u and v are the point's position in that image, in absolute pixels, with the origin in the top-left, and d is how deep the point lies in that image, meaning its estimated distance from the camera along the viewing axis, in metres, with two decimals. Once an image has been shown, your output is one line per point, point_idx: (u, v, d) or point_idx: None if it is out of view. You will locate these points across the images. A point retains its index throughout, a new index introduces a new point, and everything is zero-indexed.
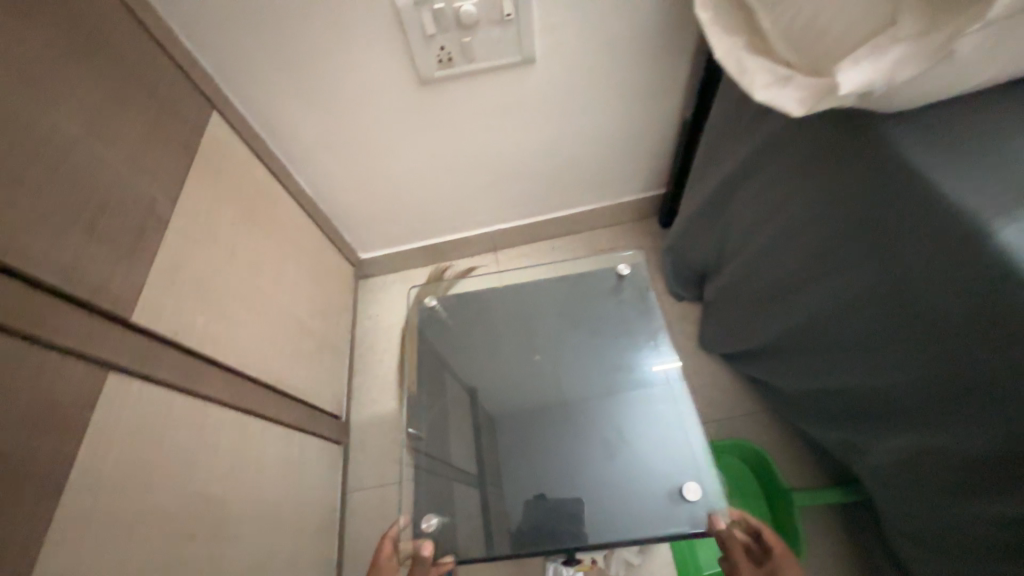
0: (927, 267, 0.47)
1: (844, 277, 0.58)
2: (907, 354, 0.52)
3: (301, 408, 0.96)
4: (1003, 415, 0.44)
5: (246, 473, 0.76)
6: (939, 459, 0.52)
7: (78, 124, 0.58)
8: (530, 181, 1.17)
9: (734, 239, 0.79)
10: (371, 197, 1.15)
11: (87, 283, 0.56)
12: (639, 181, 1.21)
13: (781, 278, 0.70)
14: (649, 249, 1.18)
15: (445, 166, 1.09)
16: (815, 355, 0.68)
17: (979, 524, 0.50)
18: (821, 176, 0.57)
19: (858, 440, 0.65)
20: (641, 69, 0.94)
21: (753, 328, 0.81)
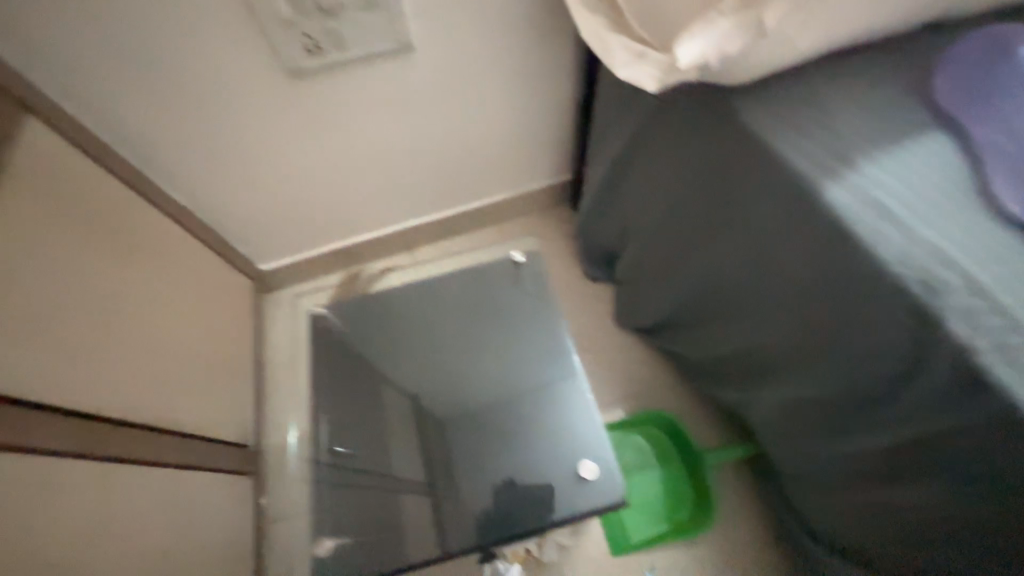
0: (786, 229, 0.55)
1: (729, 246, 0.65)
2: (785, 308, 0.60)
3: (201, 446, 0.82)
4: (862, 347, 0.51)
5: (132, 535, 0.63)
6: (819, 398, 0.60)
7: None
8: (438, 179, 1.13)
9: (636, 224, 0.86)
10: (258, 198, 1.03)
11: None
12: (546, 170, 1.19)
13: (680, 254, 0.76)
14: (564, 239, 1.24)
15: (342, 162, 1.01)
16: (718, 317, 0.75)
17: (855, 449, 0.58)
18: (696, 157, 0.64)
19: (756, 391, 0.73)
20: (531, 63, 0.94)
21: (657, 301, 0.90)
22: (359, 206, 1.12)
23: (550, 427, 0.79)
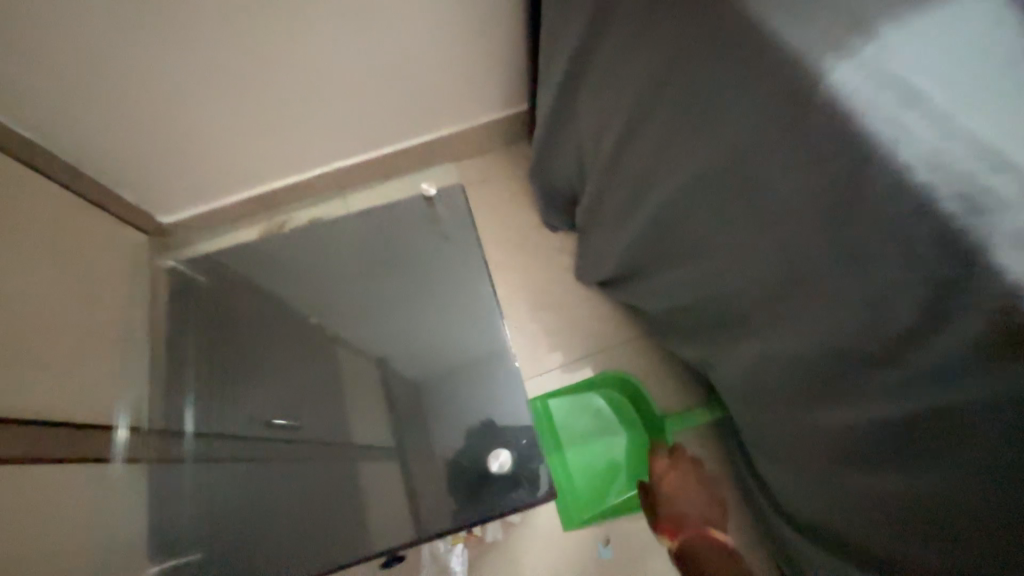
0: (761, 138, 0.45)
1: (686, 173, 0.54)
2: (753, 246, 0.50)
3: (72, 432, 0.65)
4: (851, 287, 0.42)
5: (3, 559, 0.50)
6: (792, 351, 0.51)
7: None
8: (367, 109, 0.93)
9: (593, 154, 0.73)
10: (136, 135, 0.82)
11: None
12: (496, 98, 1.01)
13: (633, 189, 0.65)
14: (521, 181, 1.08)
15: (239, 88, 0.80)
16: (671, 263, 0.66)
17: (832, 408, 0.50)
18: (656, 57, 0.51)
19: (716, 347, 0.66)
20: None
21: (613, 248, 0.80)
22: (278, 140, 0.93)
23: (496, 385, 0.76)
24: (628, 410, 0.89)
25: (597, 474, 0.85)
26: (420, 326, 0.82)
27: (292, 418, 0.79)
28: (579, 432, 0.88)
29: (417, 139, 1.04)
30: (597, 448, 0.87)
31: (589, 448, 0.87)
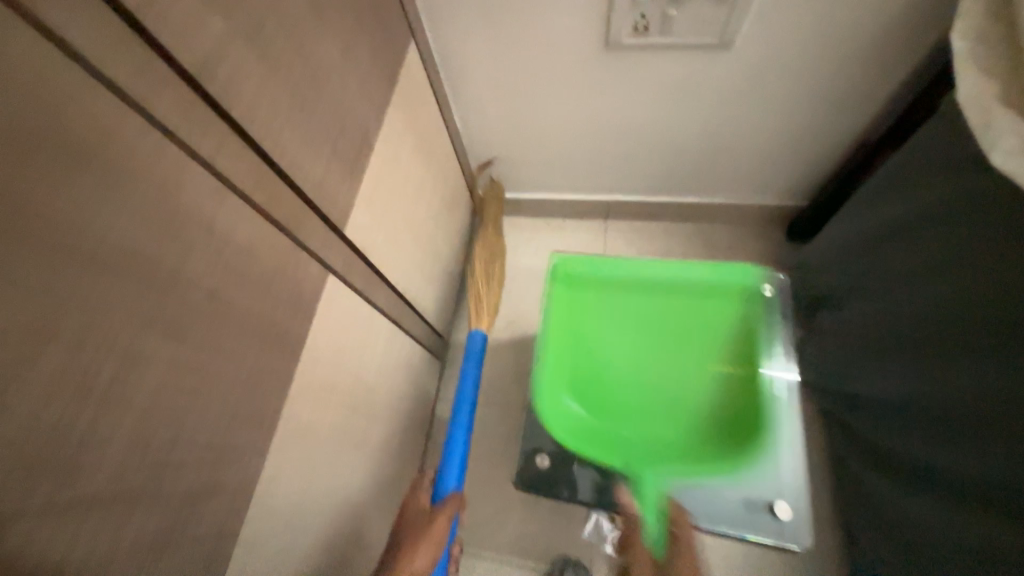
0: (929, 152, 0.75)
1: (886, 205, 0.84)
2: (909, 244, 0.78)
3: (425, 326, 0.97)
4: (954, 237, 0.69)
5: (376, 392, 0.78)
6: (911, 320, 0.76)
7: (337, 51, 0.57)
8: (679, 159, 1.10)
9: (869, 225, 0.88)
10: (520, 147, 1.12)
11: (326, 192, 0.57)
12: (789, 185, 1.12)
13: (856, 287, 0.91)
14: (782, 266, 1.21)
15: (604, 122, 1.01)
16: (860, 336, 0.90)
17: (927, 406, 0.71)
18: (867, 185, 0.91)
19: (874, 369, 0.85)
20: (857, 82, 0.85)
21: (853, 326, 0.91)
22: (617, 163, 1.14)
23: None
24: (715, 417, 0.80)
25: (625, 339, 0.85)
26: (602, 348, 0.86)
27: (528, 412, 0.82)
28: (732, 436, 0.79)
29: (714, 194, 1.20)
30: (644, 290, 0.84)
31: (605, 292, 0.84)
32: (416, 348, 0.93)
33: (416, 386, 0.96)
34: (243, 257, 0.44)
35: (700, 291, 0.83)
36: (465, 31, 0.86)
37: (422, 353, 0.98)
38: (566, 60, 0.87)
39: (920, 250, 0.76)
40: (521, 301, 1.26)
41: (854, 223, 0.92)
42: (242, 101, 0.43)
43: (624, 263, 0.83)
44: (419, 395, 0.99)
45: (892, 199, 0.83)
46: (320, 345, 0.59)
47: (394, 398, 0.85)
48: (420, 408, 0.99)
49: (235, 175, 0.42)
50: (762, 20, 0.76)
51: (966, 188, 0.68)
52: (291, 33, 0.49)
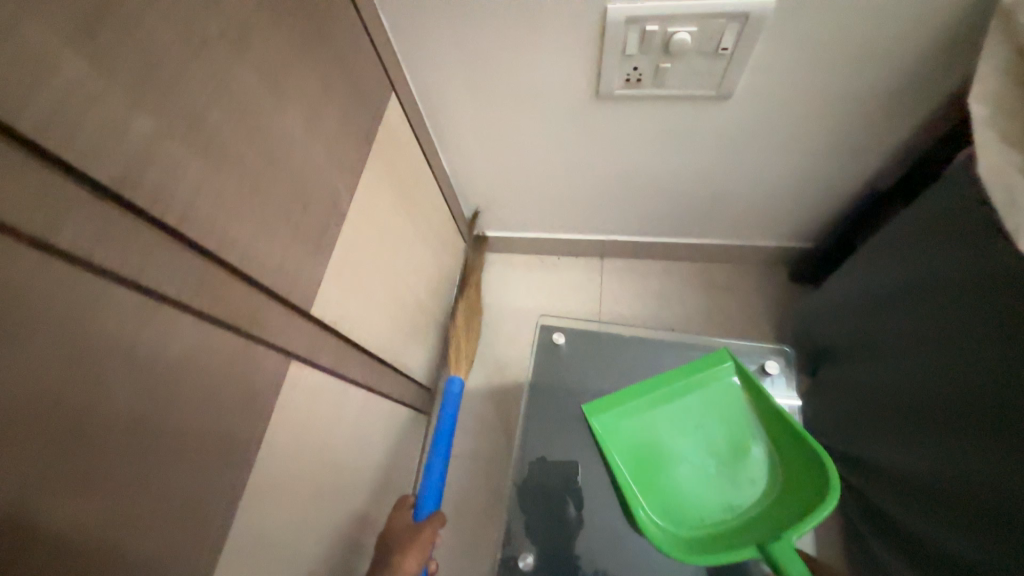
0: (944, 215, 0.69)
1: (898, 266, 0.78)
2: (920, 311, 0.72)
3: (406, 383, 0.92)
4: (968, 311, 0.64)
5: (349, 467, 0.73)
6: (922, 393, 0.71)
7: (299, 123, 0.53)
8: (675, 203, 1.05)
9: (877, 282, 0.83)
10: (510, 189, 1.08)
11: (286, 274, 0.53)
12: (791, 229, 1.07)
13: (863, 346, 0.86)
14: (783, 310, 1.16)
15: (596, 168, 0.97)
16: (870, 400, 0.84)
17: (945, 487, 0.67)
18: (877, 238, 0.86)
19: (888, 440, 0.79)
20: (863, 132, 0.80)
21: (862, 387, 0.86)
22: (610, 205, 1.09)
23: None
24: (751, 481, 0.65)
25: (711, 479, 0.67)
26: None
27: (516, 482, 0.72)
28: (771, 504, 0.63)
29: (713, 237, 1.15)
30: (673, 405, 0.71)
31: (659, 412, 0.70)
32: (395, 408, 0.88)
33: (397, 447, 0.91)
34: (177, 373, 0.40)
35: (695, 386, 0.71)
36: (448, 80, 0.81)
37: (404, 411, 0.93)
38: (554, 109, 0.83)
39: (931, 319, 0.70)
40: (511, 345, 1.21)
41: (861, 280, 0.87)
42: (175, 203, 0.38)
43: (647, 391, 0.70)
44: (401, 456, 0.93)
45: (903, 260, 0.77)
46: (279, 439, 0.55)
47: (371, 466, 0.81)
48: (401, 469, 0.94)
49: (165, 287, 0.38)
50: (761, 73, 0.72)
51: (982, 261, 0.62)
52: (239, 115, 0.44)
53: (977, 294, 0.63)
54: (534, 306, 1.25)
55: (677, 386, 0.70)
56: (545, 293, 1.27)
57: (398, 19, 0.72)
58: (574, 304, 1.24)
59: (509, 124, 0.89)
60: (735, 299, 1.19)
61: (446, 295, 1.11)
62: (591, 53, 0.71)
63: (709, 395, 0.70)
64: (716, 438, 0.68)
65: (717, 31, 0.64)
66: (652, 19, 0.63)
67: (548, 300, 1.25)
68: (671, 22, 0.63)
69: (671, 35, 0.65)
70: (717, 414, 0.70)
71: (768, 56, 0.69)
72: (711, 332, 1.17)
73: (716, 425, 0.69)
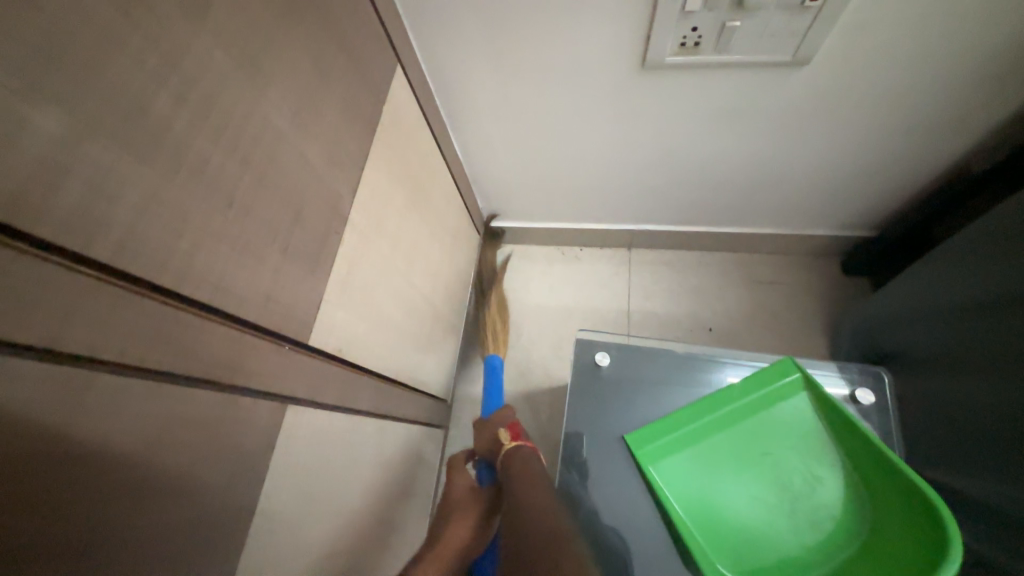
0: None
1: (983, 268, 0.64)
2: (995, 316, 0.60)
3: (420, 399, 0.83)
4: None
5: (363, 504, 0.64)
6: (985, 403, 0.61)
7: (287, 112, 0.42)
8: (718, 189, 0.93)
9: (950, 285, 0.70)
10: (531, 175, 0.96)
11: (277, 302, 0.43)
12: (849, 216, 0.95)
13: (921, 359, 0.74)
14: (833, 306, 1.05)
15: (631, 151, 0.85)
16: (921, 415, 0.73)
17: (994, 500, 0.57)
18: (957, 237, 0.70)
19: (934, 454, 0.69)
20: (963, 103, 0.66)
21: (909, 399, 0.76)
22: (643, 192, 0.97)
23: None
24: (840, 515, 0.52)
25: (784, 520, 0.53)
26: None
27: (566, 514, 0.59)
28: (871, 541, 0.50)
29: (756, 226, 1.03)
30: (725, 425, 0.57)
31: (709, 434, 0.57)
32: (409, 428, 0.79)
33: (413, 469, 0.82)
34: (139, 460, 0.30)
35: (752, 402, 0.57)
36: (464, 50, 0.69)
37: (419, 429, 0.84)
38: (589, 83, 0.71)
39: (1000, 320, 0.60)
40: (532, 347, 1.11)
41: (932, 282, 0.74)
42: (112, 232, 0.28)
43: (691, 411, 0.58)
44: (418, 478, 0.85)
45: (988, 262, 0.63)
46: (281, 498, 0.45)
47: (387, 498, 0.72)
48: (419, 491, 0.86)
49: (104, 349, 0.28)
50: (853, 31, 0.58)
51: None
52: (205, 105, 0.33)
53: None
54: (557, 304, 1.14)
55: (728, 402, 0.57)
56: (567, 288, 1.15)
57: None
58: (601, 301, 1.13)
59: (536, 101, 0.76)
60: (777, 294, 1.08)
61: (461, 295, 1.01)
62: (642, 13, 0.58)
63: (770, 412, 0.57)
64: (789, 469, 0.55)
65: None
66: None
67: (572, 296, 1.14)
68: None
69: None
70: (784, 434, 0.56)
71: (865, 11, 0.56)
72: (753, 331, 1.06)
73: (788, 453, 0.55)
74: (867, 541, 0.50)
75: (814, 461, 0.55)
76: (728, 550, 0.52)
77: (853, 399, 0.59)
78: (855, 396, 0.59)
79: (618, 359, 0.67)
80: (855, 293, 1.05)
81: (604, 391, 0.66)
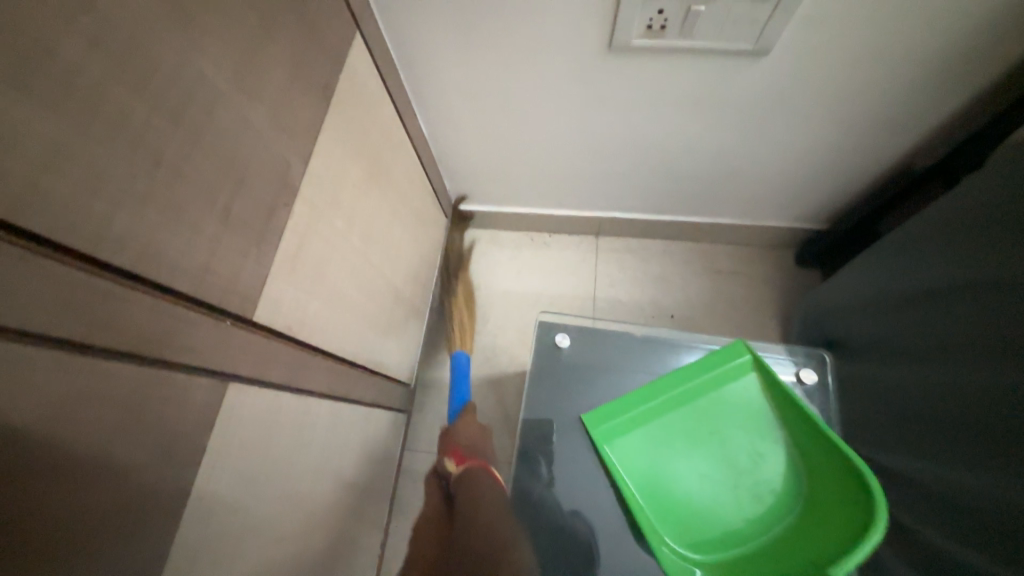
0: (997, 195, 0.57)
1: (925, 258, 0.68)
2: (938, 304, 0.64)
3: (381, 383, 0.81)
4: (987, 299, 0.56)
5: (318, 487, 0.62)
6: (925, 386, 0.65)
7: (226, 68, 0.39)
8: (683, 178, 0.94)
9: (894, 274, 0.74)
10: (499, 157, 0.95)
11: (216, 275, 0.40)
12: (804, 209, 0.98)
13: (866, 345, 0.79)
14: (787, 295, 1.09)
15: (599, 135, 0.84)
16: (866, 397, 0.77)
17: (932, 476, 0.61)
18: (904, 228, 0.74)
19: (878, 434, 0.73)
20: (909, 100, 0.70)
21: (853, 383, 0.80)
22: (611, 179, 0.97)
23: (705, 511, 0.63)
24: (782, 489, 0.55)
25: (730, 495, 0.55)
26: None
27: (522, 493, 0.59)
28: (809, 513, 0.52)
29: (718, 217, 1.06)
30: (678, 405, 0.59)
31: (663, 414, 0.58)
32: (369, 412, 0.77)
33: (373, 454, 0.81)
34: (49, 438, 0.27)
35: (704, 383, 0.59)
36: (427, 21, 0.66)
37: (380, 413, 0.82)
38: (555, 64, 0.70)
39: (942, 308, 0.63)
40: (498, 332, 1.10)
41: (878, 271, 0.78)
42: (8, 186, 0.25)
43: (647, 392, 0.59)
44: (378, 462, 0.84)
45: (930, 252, 0.67)
46: (222, 480, 0.43)
47: (345, 482, 0.70)
48: (379, 475, 0.84)
49: (0, 314, 0.25)
50: (811, 23, 0.60)
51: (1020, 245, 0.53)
52: (124, 51, 0.30)
53: (994, 272, 0.56)
54: (524, 289, 1.14)
55: (682, 383, 0.59)
56: (535, 274, 1.15)
57: None
58: (568, 287, 1.14)
59: (504, 79, 0.74)
60: (735, 283, 1.12)
61: (426, 279, 0.99)
62: None
63: (721, 392, 0.59)
64: (736, 446, 0.57)
65: None
66: None
67: (539, 282, 1.14)
68: None
69: None
70: (733, 414, 0.58)
71: (822, 4, 0.57)
72: (713, 319, 1.09)
73: (736, 431, 0.57)
74: (805, 513, 0.53)
75: (760, 439, 0.57)
76: (675, 524, 0.54)
77: (799, 380, 0.62)
78: (801, 377, 0.62)
79: (578, 342, 0.68)
80: (807, 283, 1.10)
81: (564, 373, 0.66)
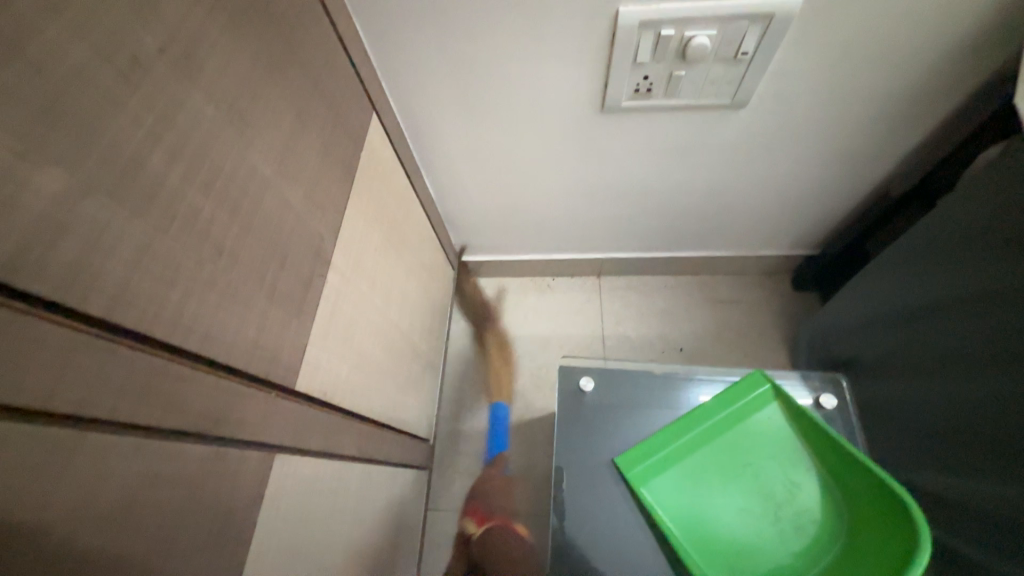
0: (968, 218, 0.63)
1: (916, 278, 0.72)
2: (933, 320, 0.68)
3: (403, 440, 0.81)
4: (981, 314, 0.60)
5: (351, 555, 0.61)
6: (938, 401, 0.66)
7: (271, 160, 0.43)
8: (677, 217, 1.00)
9: (889, 294, 0.78)
10: (502, 210, 1.00)
11: (264, 348, 0.42)
12: (794, 237, 1.04)
13: (873, 364, 0.81)
14: (790, 321, 1.12)
15: (595, 185, 0.90)
16: (880, 415, 0.79)
17: (962, 491, 0.62)
18: (888, 254, 0.79)
19: (899, 453, 0.74)
20: (876, 136, 0.77)
21: (866, 403, 0.82)
22: (610, 223, 1.03)
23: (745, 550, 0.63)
24: (821, 518, 0.55)
25: (771, 529, 0.55)
26: None
27: (563, 542, 0.59)
28: (852, 541, 0.52)
29: (714, 250, 1.11)
30: (707, 441, 0.60)
31: (693, 450, 0.59)
32: (394, 472, 0.76)
33: (399, 515, 0.79)
34: (123, 526, 0.28)
35: (729, 416, 0.60)
36: (434, 97, 0.73)
37: (403, 472, 0.81)
38: (553, 125, 0.76)
39: (941, 326, 0.66)
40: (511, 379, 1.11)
41: (872, 293, 0.82)
42: (104, 287, 0.27)
43: (675, 430, 0.60)
44: (404, 524, 0.81)
45: (919, 272, 0.71)
46: (269, 554, 0.43)
47: (374, 548, 0.69)
48: (405, 540, 0.82)
49: (95, 406, 0.27)
50: (780, 78, 0.67)
51: (1002, 261, 0.57)
52: (196, 157, 0.34)
53: (983, 287, 0.60)
54: (534, 333, 1.16)
55: (708, 418, 0.60)
56: (543, 318, 1.18)
57: (377, 32, 0.63)
58: (577, 329, 1.16)
59: (505, 142, 0.81)
60: (738, 312, 1.15)
61: (438, 331, 1.01)
62: (600, 62, 0.65)
63: (747, 424, 0.60)
64: (771, 478, 0.57)
65: (739, 35, 0.59)
66: (668, 23, 0.58)
67: (548, 325, 1.16)
68: (688, 26, 0.58)
69: (688, 40, 0.59)
70: (762, 445, 0.59)
71: (788, 61, 0.64)
72: (721, 349, 1.11)
73: (768, 462, 0.58)
74: (849, 543, 0.53)
75: (792, 468, 0.58)
76: (720, 563, 0.53)
77: (819, 405, 0.63)
78: (818, 402, 0.64)
79: (601, 385, 0.69)
80: (807, 307, 1.13)
81: (590, 417, 0.67)
